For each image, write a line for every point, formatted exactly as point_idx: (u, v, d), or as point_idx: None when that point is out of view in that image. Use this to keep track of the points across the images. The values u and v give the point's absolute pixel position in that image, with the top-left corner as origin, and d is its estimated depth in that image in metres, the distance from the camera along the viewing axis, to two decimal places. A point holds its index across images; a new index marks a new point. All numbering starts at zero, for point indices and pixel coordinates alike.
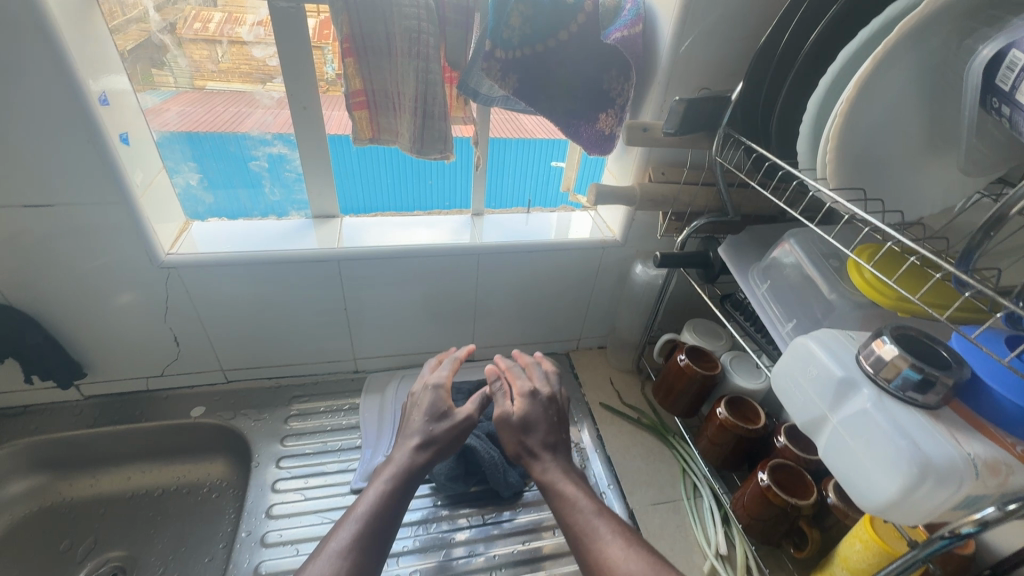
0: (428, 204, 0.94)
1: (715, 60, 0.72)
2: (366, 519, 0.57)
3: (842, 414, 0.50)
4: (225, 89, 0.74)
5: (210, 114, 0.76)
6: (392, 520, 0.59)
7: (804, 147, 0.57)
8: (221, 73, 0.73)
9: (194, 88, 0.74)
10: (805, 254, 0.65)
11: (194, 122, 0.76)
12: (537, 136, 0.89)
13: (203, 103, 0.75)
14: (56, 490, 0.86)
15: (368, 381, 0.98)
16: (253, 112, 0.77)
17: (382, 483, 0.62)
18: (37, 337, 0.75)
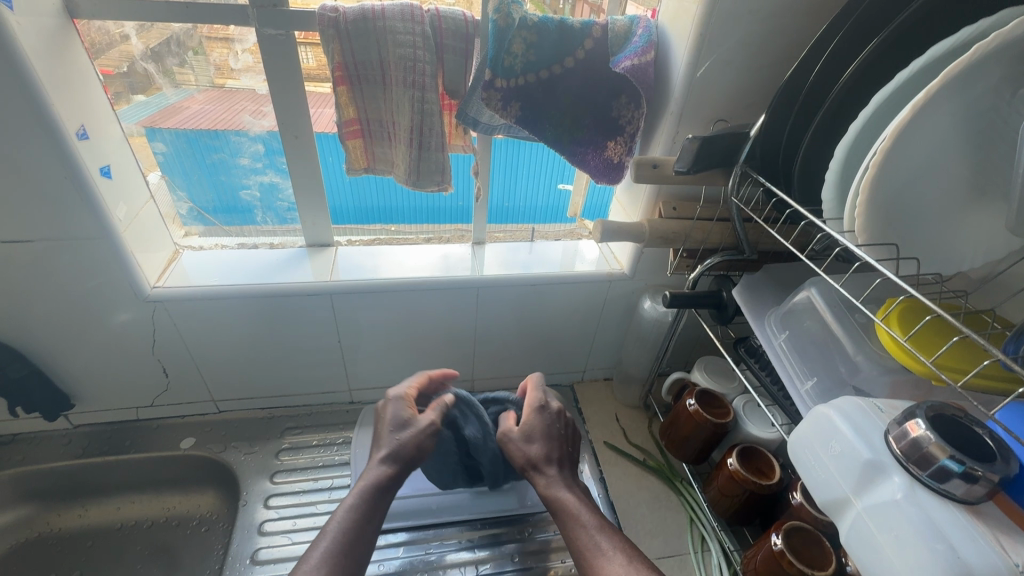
0: (439, 213, 0.89)
1: (733, 91, 0.67)
2: (337, 533, 0.54)
3: (868, 500, 0.45)
4: (245, 87, 0.69)
5: (229, 112, 0.71)
6: (367, 542, 0.55)
7: (831, 196, 0.52)
8: (243, 71, 0.67)
9: (215, 86, 0.69)
10: (827, 306, 0.59)
11: (213, 120, 0.71)
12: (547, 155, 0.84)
13: (222, 101, 0.70)
14: (44, 521, 0.84)
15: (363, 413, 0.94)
16: (241, 141, 0.73)
17: (350, 498, 0.58)
18: (20, 370, 0.73)
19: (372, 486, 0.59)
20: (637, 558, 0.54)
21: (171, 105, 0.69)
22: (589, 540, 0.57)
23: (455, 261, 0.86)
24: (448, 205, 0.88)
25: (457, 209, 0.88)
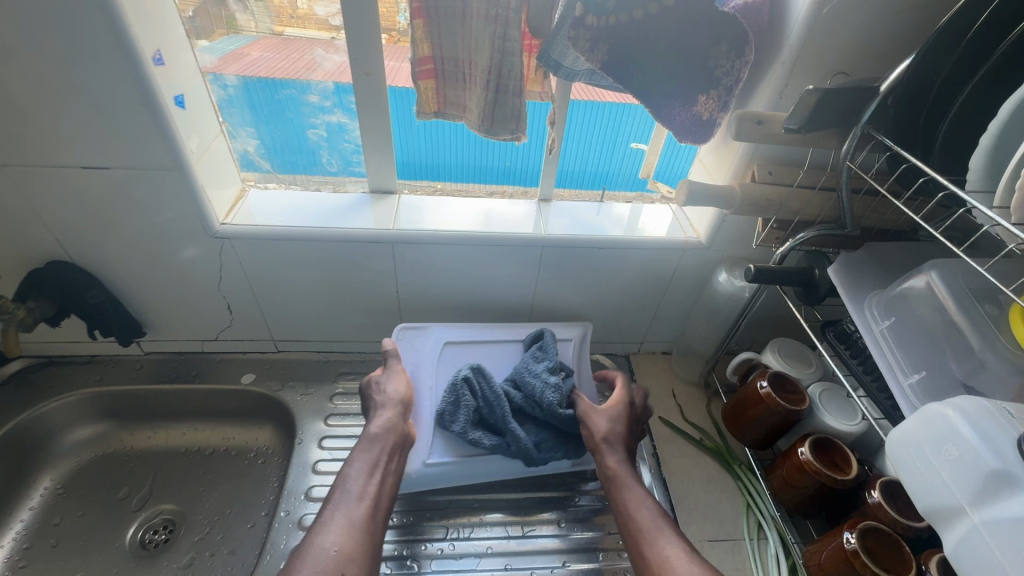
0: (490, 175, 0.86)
1: (862, 37, 0.58)
2: (354, 495, 0.62)
3: (989, 514, 0.39)
4: (302, 36, 0.70)
5: (287, 60, 0.71)
6: (383, 505, 0.63)
7: (980, 164, 0.44)
8: (299, 19, 0.68)
9: (274, 33, 0.70)
10: (950, 291, 0.52)
11: (272, 68, 0.71)
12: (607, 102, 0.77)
13: (281, 49, 0.71)
14: (119, 438, 0.90)
15: (396, 335, 0.83)
16: (311, 76, 0.71)
17: (356, 464, 0.65)
18: (99, 296, 0.76)
19: (371, 442, 0.67)
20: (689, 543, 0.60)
21: (233, 52, 0.71)
22: (652, 525, 0.62)
23: (504, 213, 0.82)
24: (494, 165, 0.85)
25: (508, 176, 0.86)
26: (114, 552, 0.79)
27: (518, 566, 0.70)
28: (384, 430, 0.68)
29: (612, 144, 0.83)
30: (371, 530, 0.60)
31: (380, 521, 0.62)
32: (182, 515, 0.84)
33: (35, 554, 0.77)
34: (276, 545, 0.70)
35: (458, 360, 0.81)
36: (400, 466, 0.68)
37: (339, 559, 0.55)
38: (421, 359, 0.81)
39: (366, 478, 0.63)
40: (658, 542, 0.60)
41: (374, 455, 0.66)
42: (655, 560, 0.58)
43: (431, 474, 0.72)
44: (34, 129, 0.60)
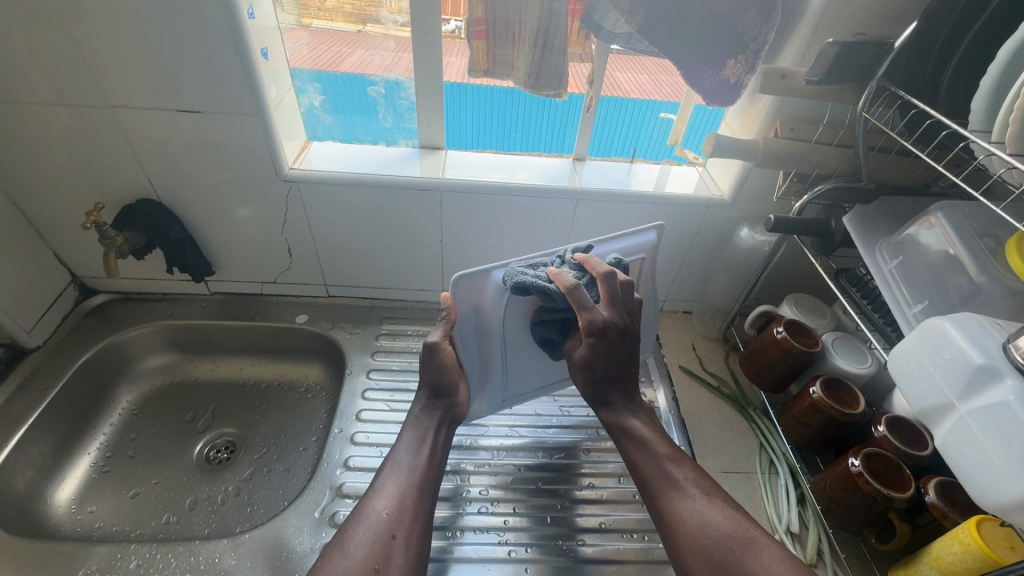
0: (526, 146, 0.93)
1: (881, 1, 0.63)
2: (406, 468, 0.62)
3: (975, 404, 0.46)
4: (329, 28, 0.81)
5: (315, 52, 0.82)
6: (433, 478, 0.63)
7: (982, 106, 0.51)
8: (325, 12, 0.79)
9: (300, 25, 0.79)
10: (954, 230, 0.58)
11: (301, 58, 0.81)
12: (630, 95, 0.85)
13: (307, 41, 0.81)
14: (185, 369, 1.00)
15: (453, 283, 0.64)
16: (352, 53, 0.82)
17: (404, 444, 0.65)
18: (180, 233, 0.86)
19: (418, 417, 0.68)
20: (716, 489, 0.59)
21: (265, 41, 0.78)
22: (659, 473, 0.61)
23: (543, 170, 0.90)
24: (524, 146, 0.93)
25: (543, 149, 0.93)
26: (183, 464, 0.88)
27: (549, 484, 0.79)
28: (428, 409, 0.69)
29: (640, 117, 0.88)
30: (423, 497, 0.60)
31: (430, 490, 0.62)
32: (242, 437, 0.93)
33: (117, 462, 0.87)
34: (332, 456, 0.79)
35: (523, 306, 0.69)
36: (447, 439, 0.68)
37: (390, 522, 0.56)
38: (483, 307, 0.67)
39: (414, 451, 0.65)
40: (671, 494, 0.59)
41: (422, 430, 0.67)
42: (670, 508, 0.58)
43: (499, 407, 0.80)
44: (144, 75, 0.70)
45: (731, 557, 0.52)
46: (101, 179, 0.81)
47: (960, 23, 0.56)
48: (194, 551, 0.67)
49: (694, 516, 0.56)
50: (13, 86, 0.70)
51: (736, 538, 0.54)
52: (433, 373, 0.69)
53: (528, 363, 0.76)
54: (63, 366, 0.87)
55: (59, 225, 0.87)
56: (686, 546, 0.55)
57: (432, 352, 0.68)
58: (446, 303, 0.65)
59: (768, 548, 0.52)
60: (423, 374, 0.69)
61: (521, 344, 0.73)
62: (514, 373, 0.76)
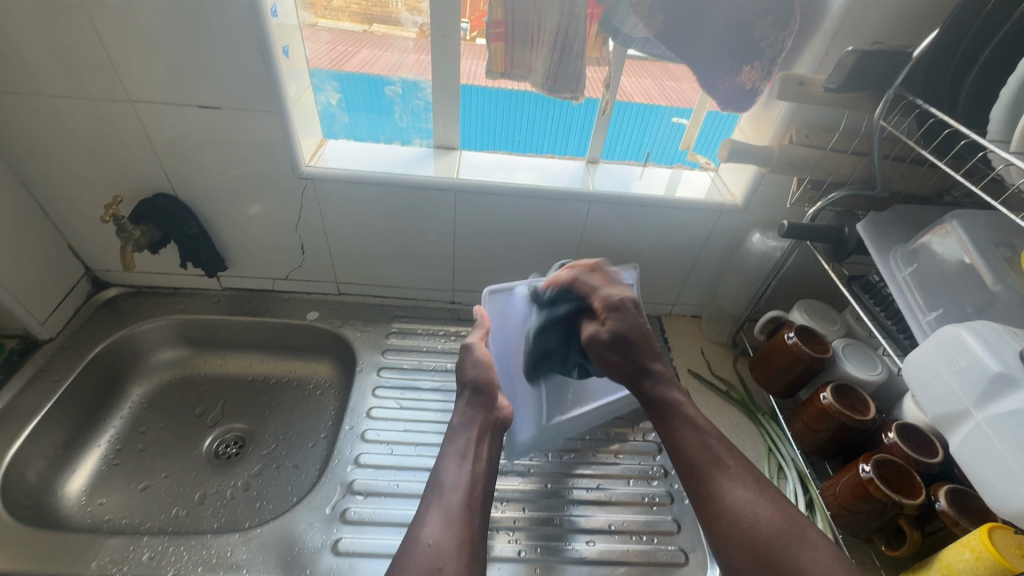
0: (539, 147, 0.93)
1: (900, 10, 0.64)
2: (454, 489, 0.63)
3: (991, 412, 0.47)
4: (335, 27, 0.80)
5: (324, 51, 0.82)
6: (483, 501, 0.64)
7: (999, 116, 0.52)
8: (333, 11, 0.78)
9: (308, 23, 0.79)
10: (970, 239, 0.58)
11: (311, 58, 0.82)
12: (635, 100, 0.86)
13: (311, 39, 0.80)
14: (196, 363, 1.00)
15: (483, 299, 0.84)
16: (358, 52, 0.83)
17: (453, 460, 0.66)
18: (195, 228, 0.86)
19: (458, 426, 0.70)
20: (748, 472, 0.60)
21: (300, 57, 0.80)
22: (707, 463, 0.61)
23: (553, 171, 0.90)
24: (537, 149, 0.94)
25: (558, 151, 0.94)
26: (193, 459, 0.88)
27: (557, 485, 0.79)
28: (466, 420, 0.71)
29: (646, 122, 0.89)
30: (472, 520, 0.60)
31: (478, 509, 0.62)
32: (251, 433, 0.93)
33: (127, 455, 0.87)
34: (343, 453, 0.80)
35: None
36: (492, 450, 0.70)
37: (436, 551, 0.56)
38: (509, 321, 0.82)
39: (458, 467, 0.65)
40: (715, 476, 0.60)
41: (464, 448, 0.68)
42: (714, 501, 0.59)
43: (540, 437, 0.78)
44: (167, 71, 0.71)
45: (780, 556, 0.53)
46: (119, 173, 0.81)
47: (979, 36, 0.57)
48: (206, 544, 0.67)
49: (740, 509, 0.57)
50: (37, 79, 0.70)
51: (790, 538, 0.54)
52: (472, 373, 0.74)
53: (559, 385, 0.80)
54: (76, 358, 0.87)
55: (76, 218, 0.87)
56: (732, 541, 0.56)
57: (467, 349, 0.76)
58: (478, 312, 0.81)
59: (809, 545, 0.53)
60: (463, 377, 0.74)
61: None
62: (549, 394, 0.79)
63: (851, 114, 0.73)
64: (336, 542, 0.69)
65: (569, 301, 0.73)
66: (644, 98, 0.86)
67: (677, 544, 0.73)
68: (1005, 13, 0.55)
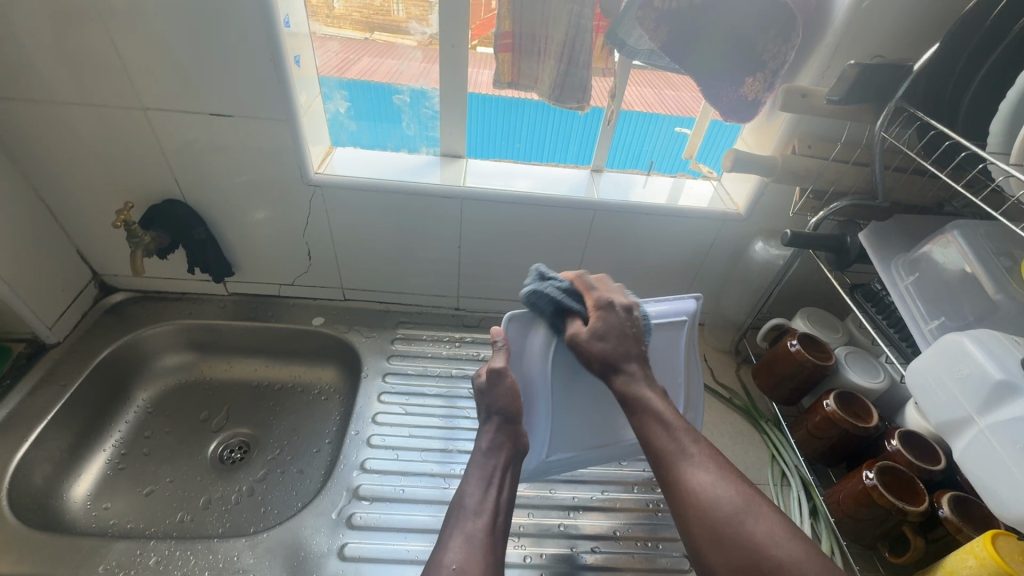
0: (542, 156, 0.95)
1: (899, 25, 0.66)
2: (480, 513, 0.62)
3: (993, 418, 0.48)
4: (336, 35, 0.81)
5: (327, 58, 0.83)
6: (503, 530, 0.63)
7: (999, 129, 0.53)
8: (333, 19, 0.80)
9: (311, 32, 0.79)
10: (971, 249, 0.59)
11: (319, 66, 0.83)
12: (634, 108, 0.87)
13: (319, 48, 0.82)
14: (201, 368, 1.01)
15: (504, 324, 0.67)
16: (360, 59, 0.84)
17: (475, 483, 0.65)
18: (203, 233, 0.87)
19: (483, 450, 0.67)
20: (713, 455, 0.56)
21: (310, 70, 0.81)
22: (672, 447, 0.56)
23: (553, 180, 0.90)
24: (541, 159, 0.95)
25: (563, 160, 0.95)
26: (198, 463, 0.88)
27: (562, 490, 0.80)
28: (495, 446, 0.66)
29: (648, 132, 0.91)
30: (495, 548, 0.60)
31: (500, 536, 0.62)
32: (256, 438, 0.93)
33: (132, 459, 0.87)
34: (349, 458, 0.80)
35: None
36: (515, 479, 0.66)
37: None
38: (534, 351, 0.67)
39: (482, 493, 0.64)
40: (680, 465, 0.55)
41: (489, 470, 0.66)
42: (677, 489, 0.54)
43: (553, 464, 0.69)
44: (180, 80, 0.72)
45: (738, 534, 0.50)
46: (129, 179, 0.82)
47: (978, 52, 0.58)
48: (213, 549, 0.67)
49: (696, 492, 0.53)
50: (51, 86, 0.71)
51: (744, 513, 0.51)
52: (505, 401, 0.66)
53: (578, 417, 0.69)
54: (83, 362, 0.88)
55: (86, 223, 0.88)
56: (693, 524, 0.52)
57: (497, 377, 0.65)
58: (498, 336, 0.66)
59: (763, 517, 0.50)
60: (491, 402, 0.67)
61: (577, 390, 0.68)
62: (567, 425, 0.69)
63: (852, 127, 0.75)
64: (342, 547, 0.69)
65: (566, 287, 0.66)
66: (644, 106, 0.87)
67: (681, 550, 0.74)
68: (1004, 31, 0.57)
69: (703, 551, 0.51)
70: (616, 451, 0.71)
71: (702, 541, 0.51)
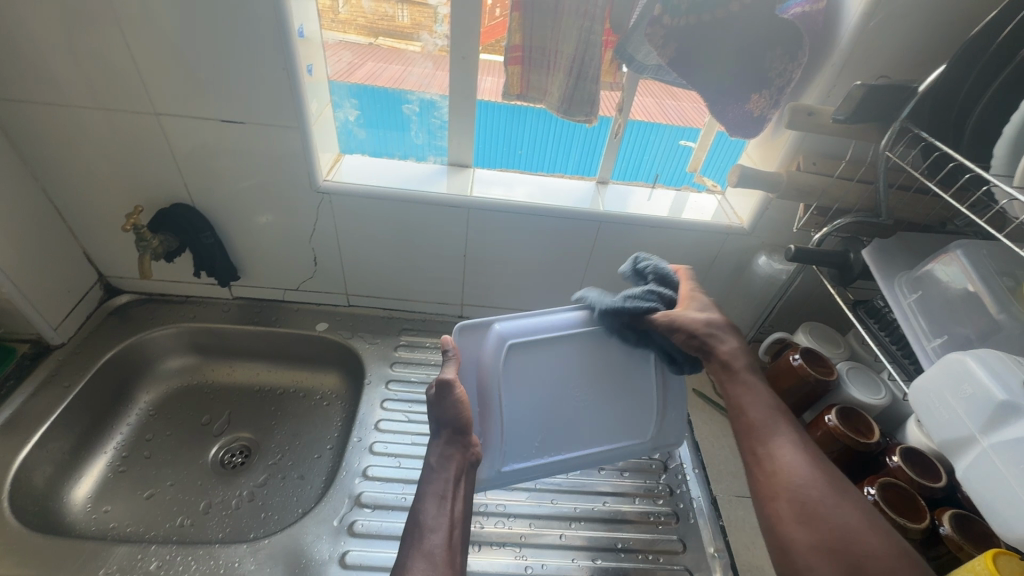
0: (546, 167, 0.95)
1: (904, 46, 0.67)
2: (434, 528, 0.57)
3: (996, 438, 0.48)
4: (340, 39, 0.82)
5: (337, 65, 0.84)
6: (460, 547, 0.57)
7: (1003, 150, 0.54)
8: (338, 25, 0.80)
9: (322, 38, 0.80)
10: (975, 269, 0.60)
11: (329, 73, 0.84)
12: (636, 119, 0.87)
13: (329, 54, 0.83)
14: (204, 371, 1.01)
15: (455, 335, 0.70)
16: (365, 65, 0.85)
17: (429, 497, 0.60)
18: (210, 238, 0.88)
19: (434, 459, 0.63)
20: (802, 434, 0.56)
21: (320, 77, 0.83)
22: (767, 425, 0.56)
23: (555, 191, 0.91)
24: (547, 170, 0.96)
25: (568, 171, 0.96)
26: (198, 467, 0.88)
27: (564, 501, 0.80)
28: (444, 458, 0.63)
29: (648, 142, 0.91)
30: (455, 566, 0.54)
31: (460, 552, 0.56)
32: (257, 442, 0.93)
33: (132, 462, 0.87)
34: (351, 465, 0.80)
35: (527, 363, 0.70)
36: (470, 490, 0.62)
37: None
38: (484, 363, 0.69)
39: (437, 508, 0.59)
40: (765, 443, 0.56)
41: (440, 485, 0.61)
42: (762, 465, 0.55)
43: (507, 480, 0.69)
44: (191, 86, 0.73)
45: (824, 514, 0.49)
46: (139, 182, 0.83)
47: (984, 73, 0.59)
48: (214, 555, 0.67)
49: (781, 469, 0.53)
50: (64, 90, 0.72)
51: (831, 497, 0.50)
52: (453, 414, 0.64)
53: (530, 428, 0.70)
54: (86, 364, 0.88)
55: (93, 225, 0.88)
56: (779, 499, 0.52)
57: (445, 389, 0.65)
58: (449, 345, 0.67)
59: (848, 503, 0.50)
60: (440, 416, 0.65)
61: (527, 403, 0.71)
62: (517, 439, 0.70)
63: (858, 144, 0.76)
64: (343, 555, 0.69)
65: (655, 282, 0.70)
66: (645, 118, 0.87)
67: (681, 563, 0.74)
68: (1006, 57, 0.58)
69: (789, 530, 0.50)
70: (573, 462, 0.71)
71: (786, 522, 0.50)
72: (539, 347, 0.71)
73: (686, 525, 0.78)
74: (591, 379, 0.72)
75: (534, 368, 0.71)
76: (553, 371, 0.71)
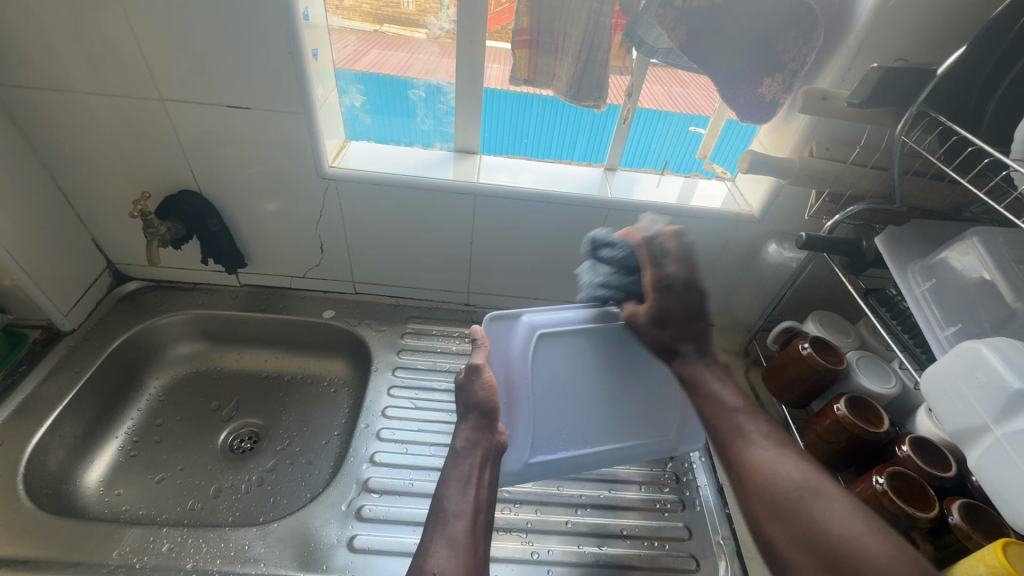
0: (552, 153, 0.94)
1: (922, 28, 0.65)
2: (461, 516, 0.60)
3: (1010, 427, 0.47)
4: (346, 25, 0.81)
5: (343, 50, 0.83)
6: (483, 532, 0.61)
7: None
8: (343, 10, 0.79)
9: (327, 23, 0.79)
10: (991, 256, 0.59)
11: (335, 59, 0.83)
12: (644, 105, 0.86)
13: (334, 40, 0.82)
14: (212, 358, 1.01)
15: (487, 324, 0.72)
16: (371, 52, 0.84)
17: (458, 484, 0.63)
18: (217, 225, 0.88)
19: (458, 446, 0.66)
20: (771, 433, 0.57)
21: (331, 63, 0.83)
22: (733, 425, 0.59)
23: (562, 177, 0.90)
24: (554, 157, 0.94)
25: (575, 158, 0.95)
26: (208, 452, 0.89)
27: (570, 489, 0.80)
28: (469, 444, 0.65)
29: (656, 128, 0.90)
30: (477, 554, 0.58)
31: (482, 538, 0.60)
32: (265, 429, 0.94)
33: (143, 447, 0.88)
34: (358, 451, 0.81)
35: (556, 355, 0.71)
36: (495, 476, 0.65)
37: None
38: (513, 353, 0.70)
39: (460, 492, 0.62)
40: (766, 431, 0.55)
41: (466, 471, 0.64)
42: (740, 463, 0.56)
43: (533, 470, 0.69)
44: (195, 71, 0.72)
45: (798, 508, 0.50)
46: (145, 168, 0.83)
47: (1005, 55, 0.58)
48: (224, 538, 0.68)
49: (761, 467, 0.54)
50: (69, 76, 0.72)
51: (804, 491, 0.51)
52: (482, 396, 0.67)
53: (559, 420, 0.70)
54: (96, 350, 0.89)
55: (100, 212, 0.89)
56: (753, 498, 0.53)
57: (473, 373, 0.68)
58: (478, 334, 0.71)
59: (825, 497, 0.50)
60: (469, 400, 0.68)
61: (555, 393, 0.71)
62: (546, 429, 0.70)
63: (873, 128, 0.74)
64: (351, 539, 0.70)
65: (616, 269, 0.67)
66: (653, 103, 0.86)
67: (688, 550, 0.74)
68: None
69: (769, 528, 0.51)
70: (600, 454, 0.71)
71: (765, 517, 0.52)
72: (569, 341, 0.71)
73: (692, 513, 0.79)
74: (619, 372, 0.73)
75: (565, 360, 0.71)
76: (583, 363, 0.72)
